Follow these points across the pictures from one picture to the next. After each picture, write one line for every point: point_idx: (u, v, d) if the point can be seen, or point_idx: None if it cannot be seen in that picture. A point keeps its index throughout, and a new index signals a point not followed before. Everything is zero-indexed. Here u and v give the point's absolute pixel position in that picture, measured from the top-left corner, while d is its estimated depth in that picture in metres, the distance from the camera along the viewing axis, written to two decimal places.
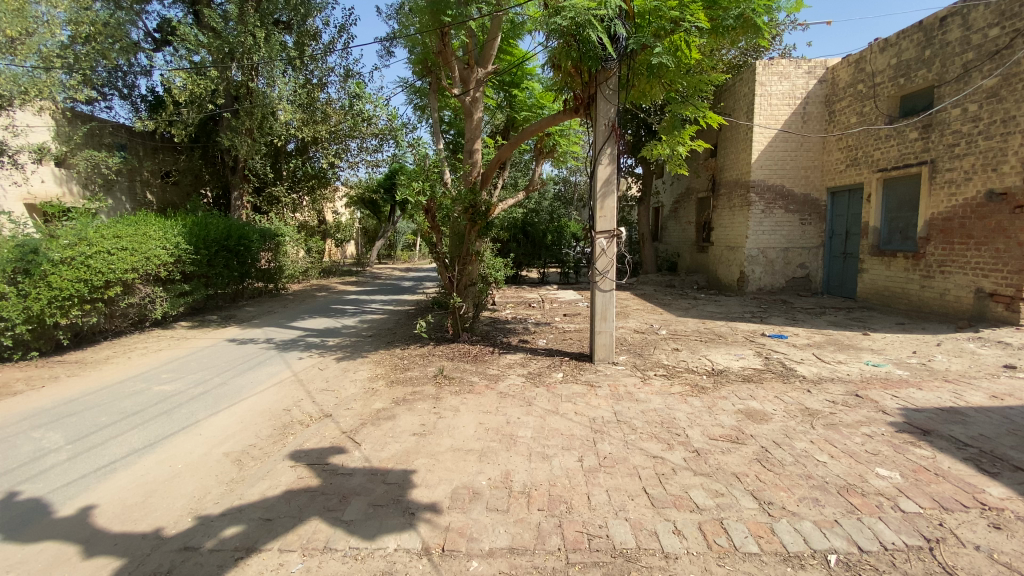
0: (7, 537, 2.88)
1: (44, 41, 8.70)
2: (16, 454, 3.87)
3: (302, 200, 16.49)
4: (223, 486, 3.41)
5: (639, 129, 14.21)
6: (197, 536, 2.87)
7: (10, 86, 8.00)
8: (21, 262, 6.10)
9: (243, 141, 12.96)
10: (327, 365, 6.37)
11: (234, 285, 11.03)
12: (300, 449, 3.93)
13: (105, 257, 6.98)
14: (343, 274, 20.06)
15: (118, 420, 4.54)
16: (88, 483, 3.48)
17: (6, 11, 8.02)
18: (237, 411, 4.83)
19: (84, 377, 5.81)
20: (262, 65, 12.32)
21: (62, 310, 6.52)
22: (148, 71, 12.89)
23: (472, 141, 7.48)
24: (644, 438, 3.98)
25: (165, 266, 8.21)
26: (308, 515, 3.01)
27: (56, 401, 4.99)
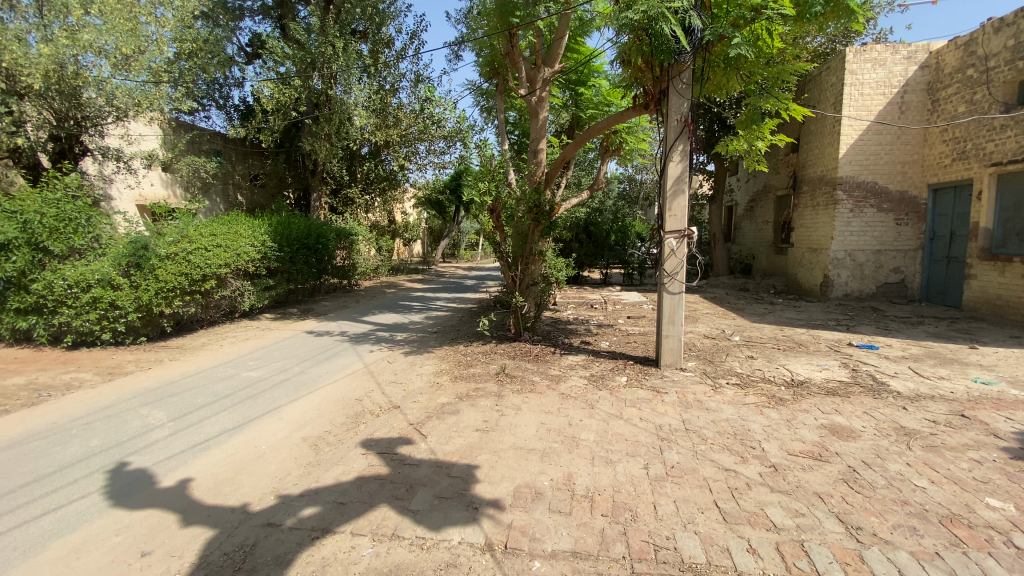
0: (119, 503, 3.22)
1: (153, 58, 9.73)
2: (128, 428, 4.34)
3: (374, 202, 17.29)
4: (302, 469, 3.63)
5: (712, 124, 13.64)
6: (279, 513, 3.07)
7: (125, 101, 9.14)
8: (134, 257, 6.83)
9: (322, 145, 13.77)
10: (395, 359, 6.63)
11: (312, 281, 11.74)
12: (371, 438, 4.10)
13: (203, 253, 7.67)
14: (411, 272, 20.78)
15: (212, 402, 4.97)
16: (186, 458, 3.83)
17: (123, 32, 8.99)
18: (314, 398, 5.14)
19: (184, 362, 6.41)
20: (341, 73, 13.07)
21: (167, 300, 7.21)
22: (240, 83, 14.08)
23: (537, 141, 7.48)
24: (715, 449, 3.79)
25: (253, 262, 8.93)
26: (378, 502, 3.13)
27: (160, 383, 5.54)
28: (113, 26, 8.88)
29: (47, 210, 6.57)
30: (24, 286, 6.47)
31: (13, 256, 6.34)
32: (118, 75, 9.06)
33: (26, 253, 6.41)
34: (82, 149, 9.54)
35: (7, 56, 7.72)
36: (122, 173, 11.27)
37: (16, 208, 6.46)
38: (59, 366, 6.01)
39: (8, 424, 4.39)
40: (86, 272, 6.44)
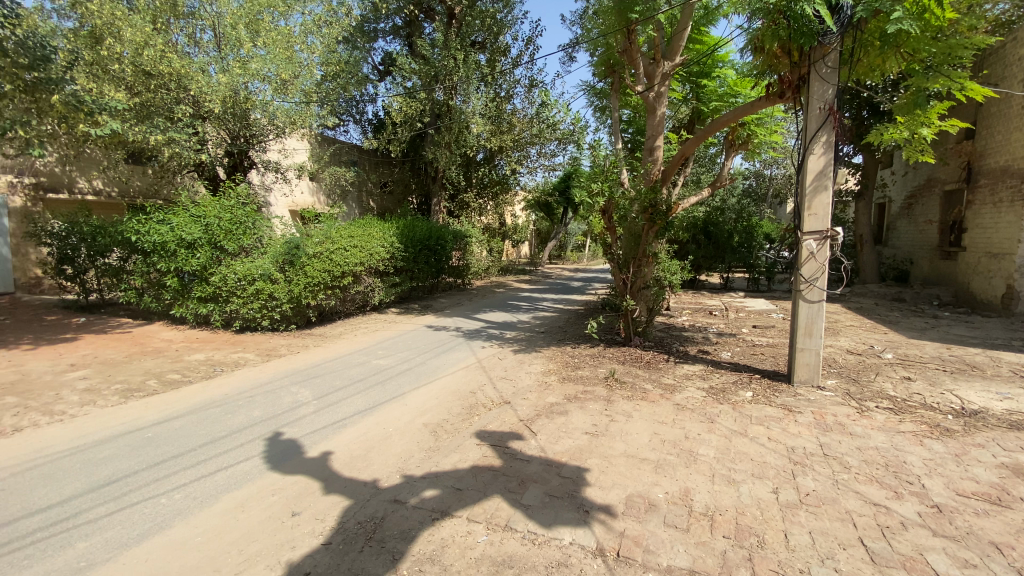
0: (276, 467, 3.74)
1: (304, 81, 11.15)
2: (281, 402, 5.01)
3: (487, 205, 18.01)
4: (424, 453, 3.90)
5: (860, 110, 12.15)
6: (404, 492, 3.34)
7: (283, 120, 10.62)
8: (288, 255, 7.88)
9: (442, 153, 14.68)
10: (506, 356, 6.83)
11: (431, 279, 12.55)
12: (484, 430, 4.28)
13: (342, 252, 8.61)
14: (519, 272, 21.23)
15: (347, 385, 5.57)
16: (326, 433, 4.31)
17: (283, 60, 10.41)
18: (433, 388, 5.51)
19: (325, 348, 7.27)
20: (461, 84, 13.82)
21: (313, 293, 8.22)
22: (373, 99, 15.55)
23: (654, 139, 7.22)
24: (859, 479, 3.35)
25: (382, 261, 9.83)
26: (491, 493, 3.26)
27: (307, 365, 6.34)
28: (274, 56, 10.26)
29: (223, 215, 7.82)
30: (205, 278, 7.76)
31: (198, 254, 7.62)
32: (278, 98, 10.53)
33: (208, 251, 7.68)
34: (249, 163, 11.21)
35: (195, 85, 9.20)
36: (271, 177, 12.99)
37: (201, 213, 7.77)
38: (230, 346, 7.13)
39: (194, 393, 5.31)
40: (252, 268, 7.55)
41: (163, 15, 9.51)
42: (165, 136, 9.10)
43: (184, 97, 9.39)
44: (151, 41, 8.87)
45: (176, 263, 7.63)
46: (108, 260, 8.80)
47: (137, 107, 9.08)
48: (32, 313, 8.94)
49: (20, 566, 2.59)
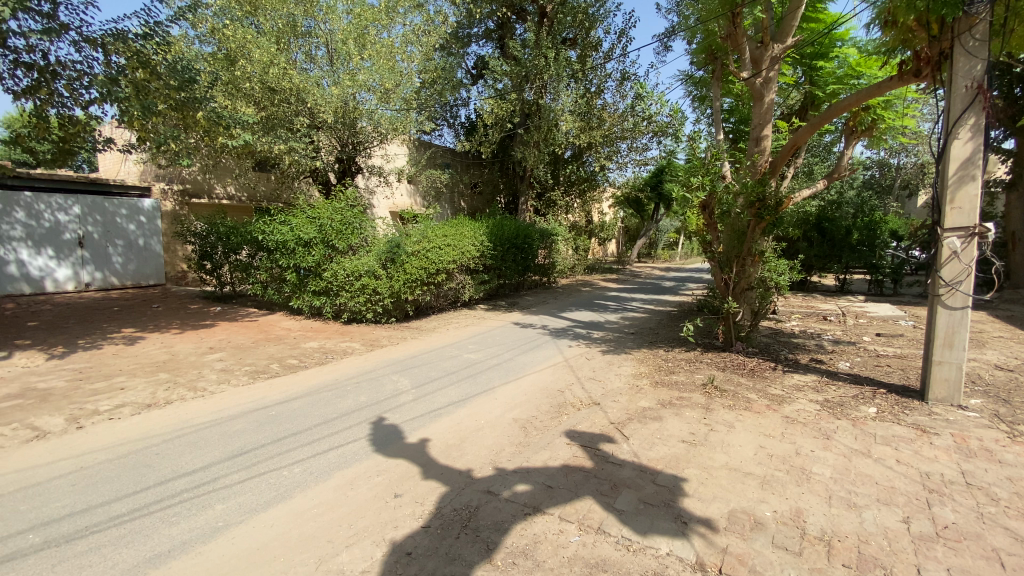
0: (380, 449, 4.00)
1: (404, 89, 11.82)
2: (383, 390, 5.36)
3: (575, 202, 17.91)
4: (515, 447, 3.97)
5: (1012, 87, 10.50)
6: (497, 484, 3.42)
7: (387, 127, 11.35)
8: (389, 253, 8.42)
9: (531, 152, 14.83)
10: (594, 356, 6.74)
11: (518, 277, 12.74)
12: (574, 430, 4.26)
13: (436, 251, 9.07)
14: (606, 271, 20.83)
15: (442, 376, 5.82)
16: (424, 421, 4.54)
17: (387, 70, 11.13)
18: (522, 384, 5.59)
19: (420, 340, 7.66)
20: (552, 82, 13.82)
21: (411, 289, 8.72)
22: (466, 102, 16.09)
23: (761, 128, 6.72)
24: (1016, 516, 2.86)
25: (472, 259, 10.18)
26: (583, 494, 3.23)
27: (405, 356, 6.72)
28: (378, 67, 10.99)
29: (335, 216, 8.51)
30: (319, 274, 8.52)
31: (313, 251, 8.38)
32: (382, 106, 11.25)
33: (322, 249, 8.41)
34: (356, 168, 12.11)
35: (311, 98, 10.11)
36: (374, 180, 13.96)
37: (316, 214, 8.53)
38: (338, 336, 7.77)
39: (308, 377, 5.86)
40: (359, 264, 8.16)
41: (285, 35, 10.49)
42: (285, 145, 10.12)
43: (302, 110, 10.36)
44: (275, 60, 9.84)
45: (295, 259, 8.48)
46: (239, 257, 9.97)
47: (263, 120, 10.17)
48: (180, 302, 10.40)
49: (176, 520, 3.03)
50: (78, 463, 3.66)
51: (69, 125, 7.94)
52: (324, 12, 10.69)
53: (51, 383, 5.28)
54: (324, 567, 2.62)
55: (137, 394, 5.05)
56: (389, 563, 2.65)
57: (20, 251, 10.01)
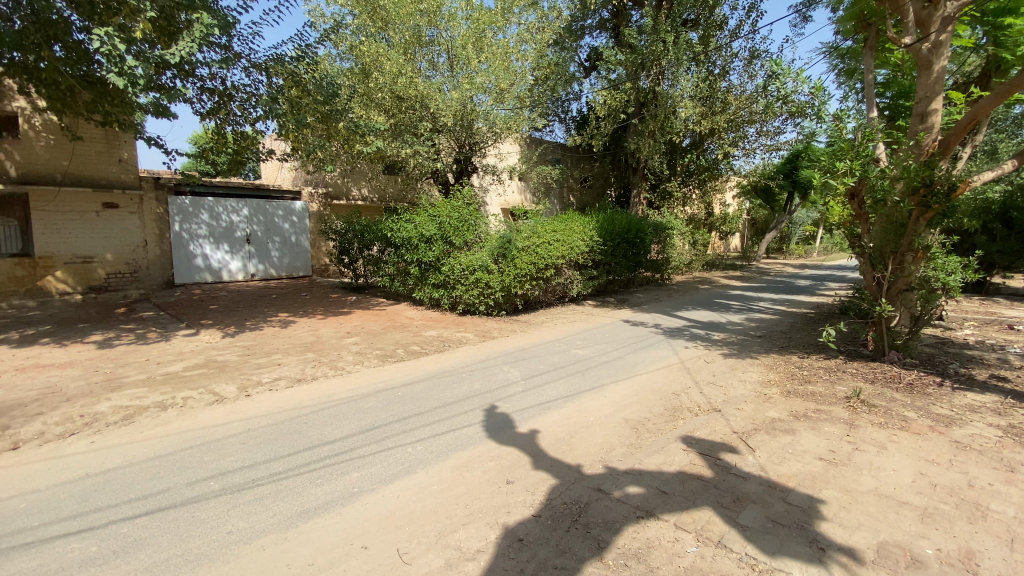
0: (494, 436, 4.17)
1: (518, 87, 12.13)
2: (495, 379, 5.57)
3: (692, 193, 16.97)
4: (626, 448, 3.88)
5: None
6: (608, 483, 3.37)
7: (501, 126, 11.75)
8: (501, 249, 8.70)
9: (646, 142, 14.32)
10: (714, 359, 6.31)
11: (629, 273, 12.41)
12: (691, 436, 4.03)
13: (546, 246, 9.19)
14: (728, 268, 19.35)
15: (552, 369, 5.88)
16: (534, 413, 4.63)
17: (502, 70, 11.51)
18: (633, 383, 5.44)
19: (530, 334, 7.81)
20: (670, 68, 13.17)
21: (521, 283, 8.93)
22: (578, 96, 16.00)
23: (928, 101, 5.72)
24: None
25: (582, 254, 10.17)
26: (702, 503, 3.05)
27: (515, 348, 6.91)
28: (494, 68, 11.38)
29: (452, 214, 8.97)
30: (438, 268, 9.08)
31: (433, 247, 8.93)
32: (497, 106, 11.66)
33: (441, 245, 8.92)
34: (472, 168, 12.70)
35: (434, 104, 10.79)
36: (488, 178, 14.65)
37: (436, 213, 9.08)
38: (454, 327, 8.22)
39: (427, 363, 6.29)
40: (473, 259, 8.56)
41: (412, 46, 11.19)
42: (410, 148, 10.95)
43: (425, 115, 11.08)
44: (403, 70, 10.58)
45: (418, 254, 9.14)
46: (370, 252, 11.00)
47: (392, 126, 11.05)
48: (323, 291, 11.79)
49: (319, 482, 3.44)
50: (244, 426, 4.31)
51: (242, 140, 9.36)
52: (445, 20, 11.26)
53: (226, 357, 6.31)
54: (444, 541, 2.80)
55: (290, 370, 5.83)
56: (502, 546, 2.75)
57: (205, 246, 12.04)
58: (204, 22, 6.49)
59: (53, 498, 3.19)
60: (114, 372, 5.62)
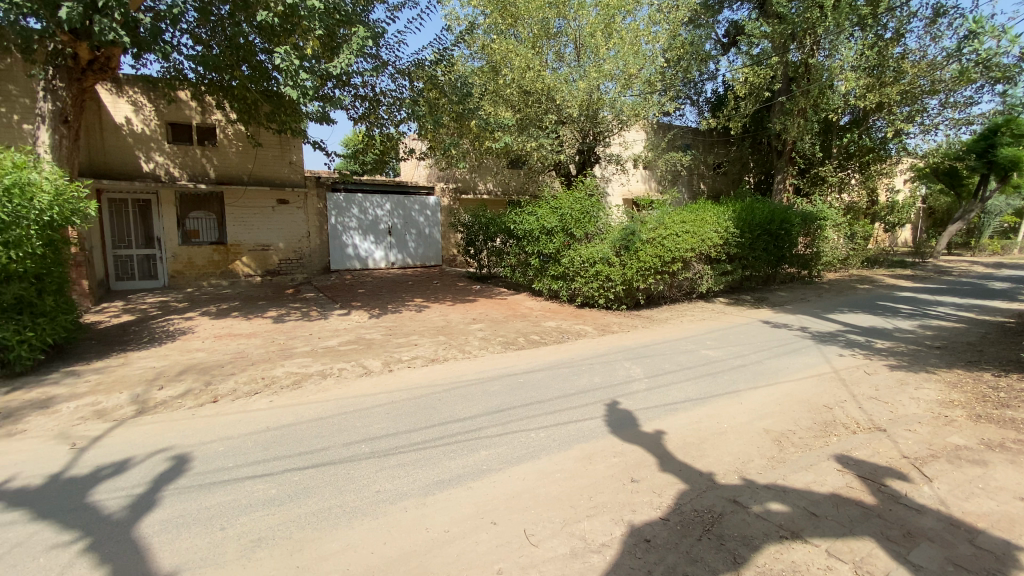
0: (617, 431, 4.10)
1: (648, 71, 11.66)
2: (618, 375, 5.46)
3: (851, 179, 14.95)
4: (766, 460, 3.56)
5: None
6: (745, 495, 3.13)
7: (629, 113, 11.40)
8: (625, 240, 8.47)
9: (794, 122, 12.91)
10: (876, 370, 5.48)
11: (769, 268, 11.31)
12: (846, 455, 3.57)
13: (674, 238, 8.76)
14: (894, 265, 16.62)
15: (678, 370, 5.60)
16: (660, 413, 4.45)
17: (632, 55, 11.13)
18: (774, 391, 4.95)
19: (654, 330, 7.51)
20: (827, 37, 11.66)
21: (645, 277, 8.59)
22: (714, 76, 14.94)
23: None
24: None
25: (715, 247, 9.49)
26: (860, 532, 2.70)
27: (637, 344, 6.70)
28: (623, 53, 11.03)
29: (575, 206, 8.95)
30: (558, 259, 9.13)
31: (555, 238, 9.00)
32: (625, 93, 11.34)
33: (562, 236, 8.95)
34: (596, 158, 12.55)
35: (560, 95, 10.84)
36: (612, 167, 14.35)
37: (558, 205, 9.12)
38: (573, 319, 8.22)
39: (548, 353, 6.38)
40: (594, 251, 8.46)
41: (540, 39, 11.23)
42: (536, 142, 11.17)
43: (551, 107, 11.19)
44: (531, 65, 10.72)
45: (538, 246, 9.27)
46: (494, 243, 11.44)
47: (518, 121, 11.33)
48: (451, 280, 12.56)
49: (452, 456, 3.70)
50: (387, 398, 4.80)
51: (387, 141, 10.30)
52: (574, 10, 10.93)
53: (371, 336, 7.05)
54: (569, 529, 2.84)
55: (425, 351, 6.33)
56: (628, 545, 2.70)
57: (354, 237, 13.54)
58: (360, 35, 7.20)
59: (242, 445, 3.86)
60: (285, 344, 6.61)
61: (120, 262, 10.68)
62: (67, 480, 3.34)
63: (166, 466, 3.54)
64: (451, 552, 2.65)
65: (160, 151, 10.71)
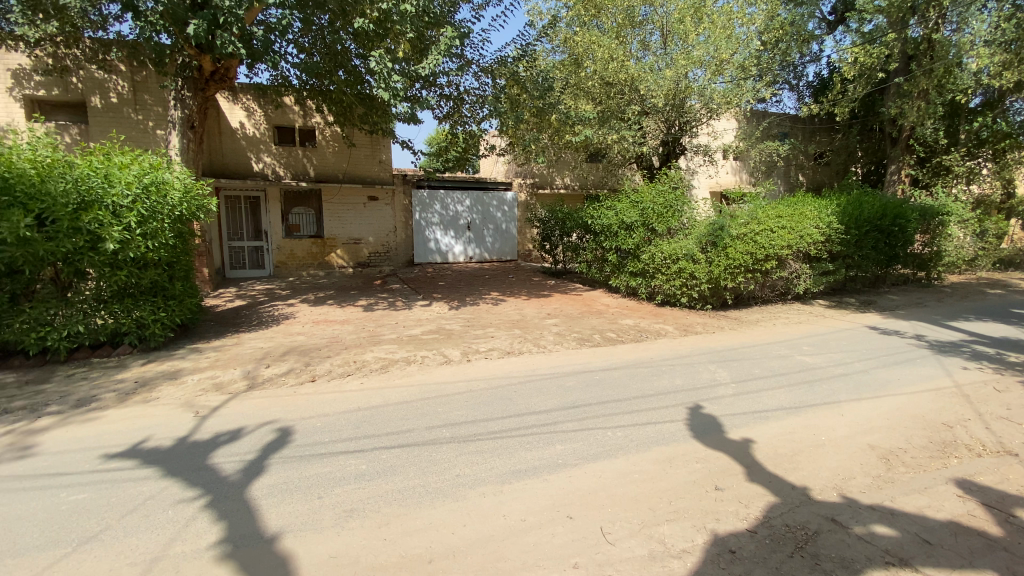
0: (700, 436, 3.92)
1: (741, 56, 10.94)
2: (701, 378, 5.22)
3: (983, 167, 13.08)
4: (870, 479, 3.25)
5: None
6: (845, 514, 2.88)
7: (719, 101, 10.76)
8: (712, 236, 8.06)
9: (914, 105, 11.51)
10: (1011, 387, 4.79)
11: (878, 268, 10.22)
12: (969, 481, 3.17)
13: (768, 234, 8.19)
14: None
15: (768, 375, 5.24)
16: (748, 421, 4.20)
17: (725, 39, 10.50)
18: (882, 404, 4.48)
19: (741, 332, 7.08)
20: (957, 7, 10.34)
21: (733, 276, 8.10)
22: (818, 58, 13.69)
23: None
24: None
25: (816, 244, 8.74)
26: (986, 569, 2.39)
27: (722, 346, 6.35)
28: (714, 37, 10.45)
29: (658, 199, 8.64)
30: (638, 256, 8.88)
31: (634, 234, 8.74)
32: (715, 81, 10.73)
33: (643, 231, 8.68)
34: (681, 149, 12.03)
35: (645, 85, 10.51)
36: (699, 159, 13.66)
37: (639, 199, 8.85)
38: (653, 317, 7.97)
39: (626, 351, 6.24)
40: (677, 247, 8.12)
41: (624, 28, 10.88)
42: (618, 134, 10.89)
43: (635, 98, 10.86)
44: (615, 55, 10.47)
45: (617, 241, 9.06)
46: (571, 238, 11.34)
47: (599, 114, 11.10)
48: (527, 275, 12.66)
49: (529, 447, 3.75)
50: (466, 386, 4.96)
51: (469, 138, 10.55)
52: None
53: (451, 326, 7.31)
54: (647, 531, 2.77)
55: (501, 343, 6.46)
56: (711, 553, 2.59)
57: (435, 231, 14.07)
58: (448, 36, 7.44)
59: (337, 422, 4.18)
60: (373, 331, 7.04)
61: (234, 253, 11.92)
62: (193, 443, 3.81)
63: (272, 437, 3.92)
64: (527, 541, 2.69)
65: (268, 152, 11.79)
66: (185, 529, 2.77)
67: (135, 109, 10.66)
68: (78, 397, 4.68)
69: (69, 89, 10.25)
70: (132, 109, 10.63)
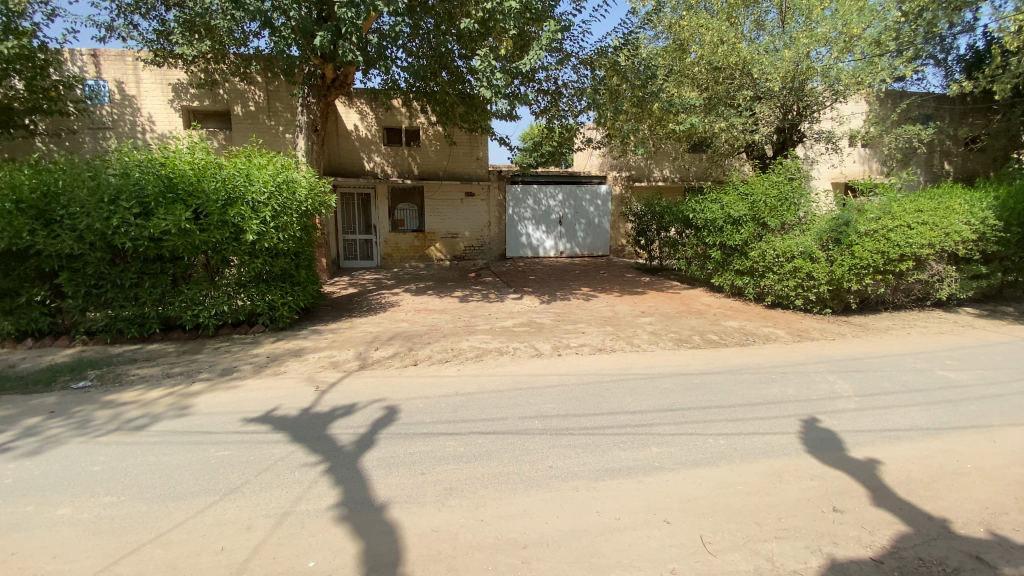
0: (815, 452, 3.59)
1: (875, 30, 9.72)
2: (817, 389, 4.75)
3: None
4: None
5: None
6: (996, 555, 2.50)
7: (847, 83, 9.62)
8: (835, 232, 7.29)
9: None
10: None
11: None
12: None
13: (904, 231, 7.23)
14: None
15: (900, 391, 4.64)
16: (874, 439, 3.76)
17: (856, 12, 9.41)
18: None
19: (865, 341, 6.33)
20: None
21: (858, 277, 7.24)
22: (971, 29, 11.68)
23: None
24: None
25: (966, 243, 7.54)
26: None
27: (841, 355, 5.74)
28: (844, 11, 9.40)
29: (771, 191, 7.99)
30: (745, 253, 8.27)
31: (742, 230, 8.16)
32: (844, 60, 9.63)
33: (751, 227, 8.08)
34: (798, 137, 10.97)
35: (759, 68, 9.74)
36: (819, 148, 12.38)
37: (749, 192, 8.25)
38: (760, 320, 7.39)
39: (729, 355, 5.87)
40: (793, 244, 7.43)
41: (736, 9, 10.15)
42: (725, 122, 10.18)
43: (746, 82, 10.08)
44: (724, 38, 9.80)
45: (722, 237, 8.51)
46: (669, 234, 10.86)
47: (705, 101, 10.47)
48: (620, 271, 12.37)
49: (623, 447, 3.68)
50: (558, 380, 4.99)
51: (566, 131, 10.29)
52: None
53: (543, 320, 7.38)
54: (753, 546, 2.61)
55: (594, 339, 6.40)
56: None
57: (529, 226, 14.23)
58: (551, 31, 7.43)
59: (436, 405, 4.43)
60: (468, 321, 7.32)
61: (346, 245, 12.99)
62: (313, 415, 4.24)
63: (380, 414, 4.25)
64: (621, 540, 2.66)
65: (378, 151, 12.67)
66: (308, 490, 3.11)
67: (268, 116, 12.03)
68: (222, 367, 5.43)
69: (217, 100, 11.81)
70: (266, 116, 12.01)
